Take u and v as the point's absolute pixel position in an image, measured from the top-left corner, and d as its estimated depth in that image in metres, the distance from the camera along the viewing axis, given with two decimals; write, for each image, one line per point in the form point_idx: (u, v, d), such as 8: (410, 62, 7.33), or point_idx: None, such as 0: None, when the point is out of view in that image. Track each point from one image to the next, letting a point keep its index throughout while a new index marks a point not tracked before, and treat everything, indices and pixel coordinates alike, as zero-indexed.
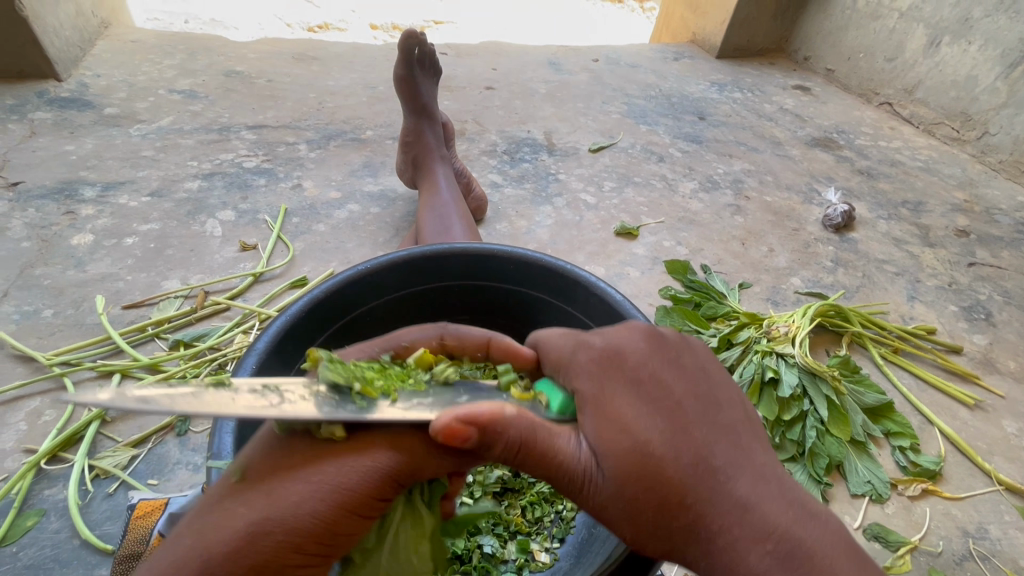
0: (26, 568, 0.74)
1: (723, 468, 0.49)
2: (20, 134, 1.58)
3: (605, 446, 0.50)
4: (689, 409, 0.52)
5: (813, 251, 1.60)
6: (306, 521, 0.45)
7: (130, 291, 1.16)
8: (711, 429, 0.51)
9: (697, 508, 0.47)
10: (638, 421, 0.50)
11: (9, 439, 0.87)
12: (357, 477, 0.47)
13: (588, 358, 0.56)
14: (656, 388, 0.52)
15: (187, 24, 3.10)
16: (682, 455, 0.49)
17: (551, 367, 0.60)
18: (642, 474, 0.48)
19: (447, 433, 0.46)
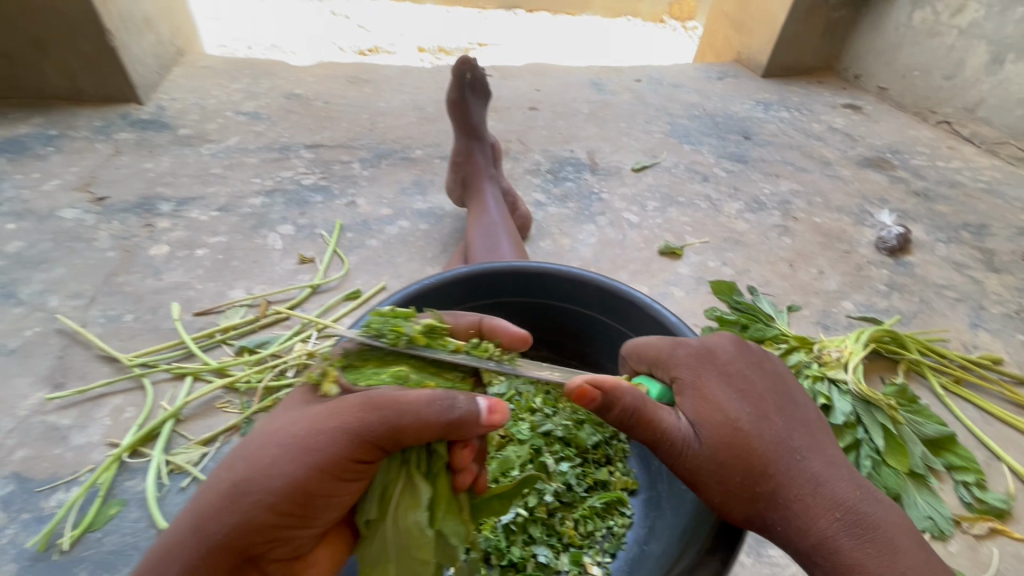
0: (109, 553, 0.80)
1: (801, 450, 0.62)
2: (106, 153, 1.72)
3: (702, 423, 0.62)
4: (771, 402, 0.64)
5: (866, 274, 1.56)
6: (278, 480, 0.52)
7: (200, 299, 1.24)
8: (790, 420, 0.63)
9: (779, 477, 0.60)
10: (732, 406, 0.63)
11: (95, 433, 0.95)
12: (320, 442, 0.52)
13: (685, 353, 0.67)
14: (745, 384, 0.65)
15: (250, 50, 3.31)
16: (767, 436, 0.61)
17: (643, 361, 0.71)
18: (734, 447, 0.61)
19: (576, 393, 0.58)
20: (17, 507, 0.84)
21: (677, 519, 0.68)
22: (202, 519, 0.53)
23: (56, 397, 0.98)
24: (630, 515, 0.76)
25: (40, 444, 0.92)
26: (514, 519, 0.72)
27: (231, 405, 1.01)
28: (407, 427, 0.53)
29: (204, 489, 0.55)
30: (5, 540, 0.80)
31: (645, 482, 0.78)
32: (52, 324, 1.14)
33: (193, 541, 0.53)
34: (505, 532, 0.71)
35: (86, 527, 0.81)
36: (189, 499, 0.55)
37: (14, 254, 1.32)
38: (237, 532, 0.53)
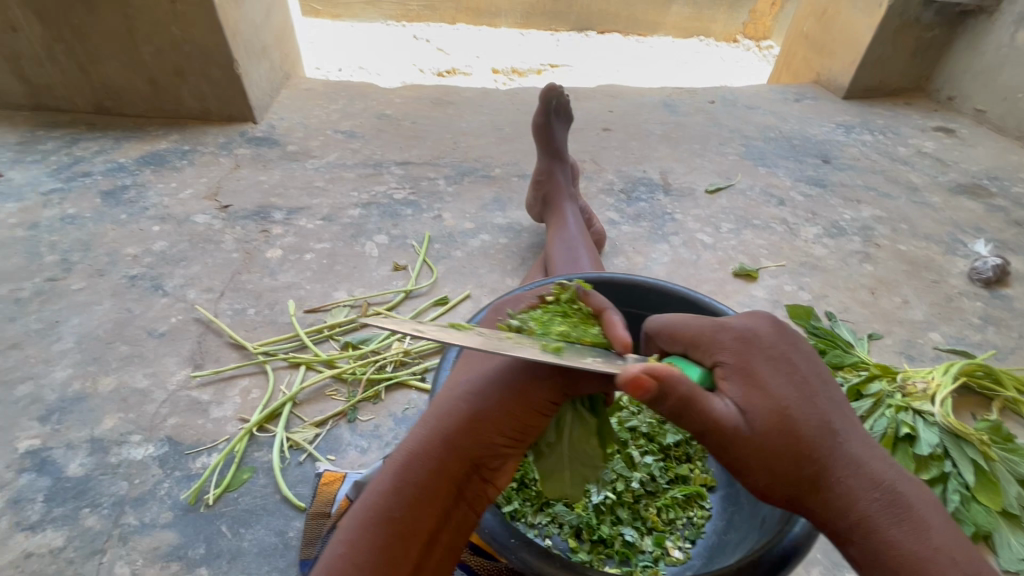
0: (243, 511, 0.94)
1: (843, 432, 0.59)
2: (228, 166, 1.95)
3: (752, 409, 0.58)
4: (817, 385, 0.61)
5: (956, 305, 1.50)
6: (508, 407, 0.64)
7: (309, 298, 1.40)
8: (831, 403, 0.60)
9: (824, 462, 0.57)
10: (780, 390, 0.59)
11: (229, 409, 1.10)
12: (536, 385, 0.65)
13: (728, 335, 0.63)
14: (790, 366, 0.61)
15: (342, 72, 3.60)
16: (813, 420, 0.58)
17: (675, 342, 0.67)
18: (785, 435, 0.57)
19: (630, 384, 0.54)
20: (171, 465, 1.00)
21: (756, 509, 0.72)
22: (442, 435, 0.65)
23: (198, 375, 1.15)
24: (710, 508, 0.80)
25: (186, 414, 1.09)
26: (603, 500, 0.79)
27: (339, 393, 1.14)
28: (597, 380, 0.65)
29: (435, 417, 0.67)
30: (163, 491, 0.96)
31: (724, 478, 0.82)
32: (191, 314, 1.33)
33: (433, 457, 0.64)
34: (594, 511, 0.78)
35: (225, 488, 0.95)
36: (422, 428, 0.67)
37: (159, 251, 1.53)
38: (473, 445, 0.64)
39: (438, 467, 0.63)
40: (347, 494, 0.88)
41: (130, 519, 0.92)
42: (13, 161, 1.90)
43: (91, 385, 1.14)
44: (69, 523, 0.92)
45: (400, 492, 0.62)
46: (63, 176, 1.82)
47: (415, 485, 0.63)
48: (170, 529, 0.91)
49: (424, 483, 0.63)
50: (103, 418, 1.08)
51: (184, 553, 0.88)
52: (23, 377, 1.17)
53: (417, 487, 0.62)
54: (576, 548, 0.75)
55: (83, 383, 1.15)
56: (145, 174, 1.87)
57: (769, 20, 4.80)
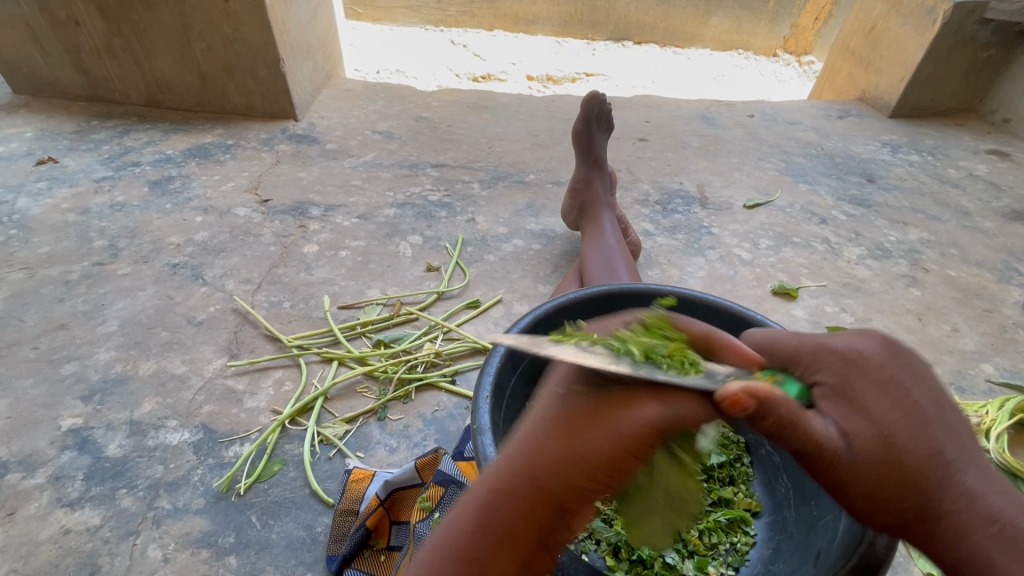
0: (273, 502, 0.94)
1: (958, 464, 0.58)
2: (269, 161, 1.99)
3: (851, 429, 0.58)
4: (930, 411, 0.59)
5: (1011, 337, 1.43)
6: (593, 455, 0.54)
7: (344, 294, 1.41)
8: (946, 432, 0.59)
9: (931, 492, 0.57)
10: (887, 417, 0.58)
11: (263, 399, 1.12)
12: (623, 426, 0.53)
13: (831, 357, 0.63)
14: (899, 391, 0.60)
15: (380, 74, 3.66)
16: (924, 451, 0.57)
17: (776, 358, 0.68)
18: (890, 461, 0.57)
19: (729, 400, 0.52)
20: (204, 452, 1.01)
21: (806, 541, 0.70)
22: (528, 475, 0.57)
23: (234, 365, 1.17)
24: (753, 535, 0.79)
25: (220, 402, 1.10)
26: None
27: (370, 390, 1.15)
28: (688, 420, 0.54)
29: (509, 456, 0.59)
30: (196, 477, 0.97)
31: (770, 504, 0.81)
32: (229, 304, 1.36)
33: (516, 500, 0.57)
34: None
35: (256, 478, 0.96)
36: (504, 462, 0.59)
37: (201, 241, 1.57)
38: (555, 491, 0.56)
39: (524, 510, 0.57)
40: (377, 493, 0.88)
41: (164, 503, 0.93)
42: (68, 148, 1.98)
43: (132, 368, 1.17)
44: (106, 503, 0.93)
45: (480, 538, 0.57)
46: (114, 164, 1.89)
47: (493, 532, 0.58)
48: (201, 515, 0.92)
49: (511, 525, 0.57)
50: (142, 402, 1.10)
51: (214, 540, 0.89)
52: (68, 356, 1.20)
53: (498, 528, 0.57)
54: (614, 566, 0.73)
55: (125, 365, 1.18)
56: (191, 165, 1.92)
57: (811, 35, 4.70)
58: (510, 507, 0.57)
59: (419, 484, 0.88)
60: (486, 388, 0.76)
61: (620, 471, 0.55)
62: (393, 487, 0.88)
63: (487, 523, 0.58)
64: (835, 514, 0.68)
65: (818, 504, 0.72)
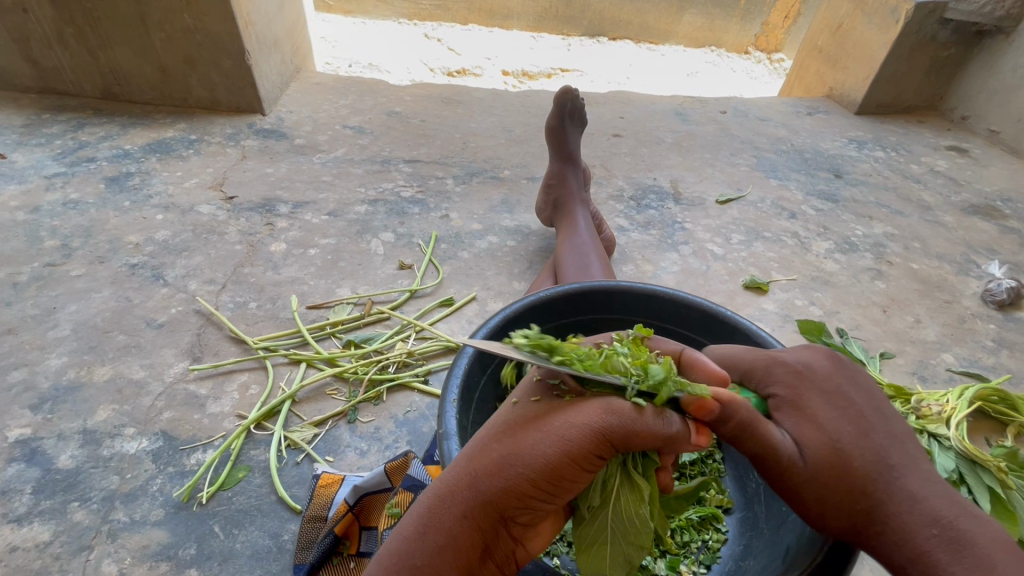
0: (237, 511, 0.91)
1: (900, 467, 0.60)
2: (234, 157, 1.92)
3: (804, 438, 0.62)
4: (872, 419, 0.63)
5: (970, 327, 1.47)
6: (539, 461, 0.56)
7: (312, 294, 1.37)
8: (888, 438, 0.62)
9: (877, 495, 0.59)
10: (832, 424, 0.62)
11: (227, 404, 1.08)
12: (569, 431, 0.56)
13: (783, 368, 0.67)
14: (845, 402, 0.64)
15: (352, 68, 3.57)
16: (867, 455, 0.60)
17: (734, 371, 0.72)
18: (838, 467, 0.60)
19: (695, 404, 0.60)
20: (164, 461, 0.97)
21: (776, 537, 0.71)
22: (473, 475, 0.58)
23: (196, 369, 1.12)
24: (725, 532, 0.80)
25: (182, 408, 1.06)
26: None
27: (340, 392, 1.12)
28: (632, 434, 0.56)
29: (459, 465, 0.60)
30: (155, 487, 0.93)
31: (741, 501, 0.82)
32: (192, 305, 1.30)
33: (460, 500, 0.58)
34: None
35: (219, 486, 0.93)
36: (454, 466, 0.61)
37: (161, 240, 1.51)
38: (502, 496, 0.57)
39: (466, 511, 0.57)
40: (346, 499, 0.86)
41: (120, 516, 0.89)
42: (17, 143, 1.88)
43: (86, 374, 1.12)
44: (57, 517, 0.89)
45: (426, 538, 0.57)
46: (67, 160, 1.80)
47: (438, 542, 0.57)
48: (161, 527, 0.88)
49: (455, 530, 0.57)
50: (97, 409, 1.05)
51: (174, 553, 0.85)
52: (16, 362, 1.14)
53: (443, 534, 0.57)
54: None
55: (78, 371, 1.12)
56: (151, 161, 1.85)
57: (781, 33, 4.79)
58: (458, 512, 0.58)
59: (389, 489, 0.85)
60: (454, 391, 0.75)
61: (564, 477, 0.57)
62: (363, 492, 0.86)
63: (434, 531, 0.57)
64: None
65: (787, 499, 0.73)
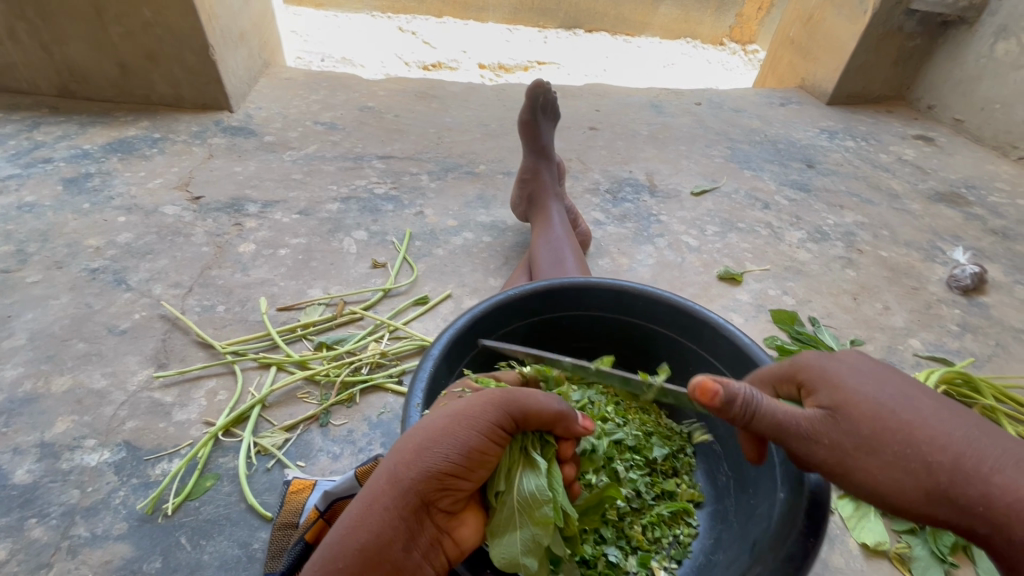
0: (205, 521, 0.88)
1: (977, 428, 0.55)
2: (201, 155, 1.87)
3: (846, 404, 0.58)
4: (924, 389, 0.59)
5: (936, 312, 1.51)
6: (459, 439, 0.58)
7: (283, 295, 1.34)
8: (950, 404, 0.57)
9: (957, 454, 0.53)
10: (876, 388, 0.59)
11: (194, 411, 1.05)
12: (478, 410, 0.60)
13: (808, 354, 0.66)
14: (886, 372, 0.61)
15: (324, 62, 3.49)
16: (930, 414, 0.56)
17: (761, 377, 0.70)
18: (893, 427, 0.56)
19: (698, 386, 0.58)
20: (128, 472, 0.94)
21: (744, 530, 0.72)
22: (394, 464, 0.58)
23: (161, 376, 1.09)
24: (696, 526, 0.80)
25: (147, 417, 1.03)
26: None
27: (311, 395, 1.10)
28: (540, 411, 0.64)
29: (385, 460, 0.59)
30: (117, 500, 0.90)
31: (712, 495, 0.83)
32: (157, 310, 1.26)
33: (383, 491, 0.56)
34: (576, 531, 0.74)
35: (186, 496, 0.90)
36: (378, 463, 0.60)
37: (124, 243, 1.46)
38: (430, 480, 0.57)
39: (387, 502, 0.56)
40: (317, 506, 0.83)
41: (81, 531, 0.86)
42: None
43: (43, 385, 1.07)
44: (13, 535, 0.85)
45: (346, 534, 0.55)
46: (22, 161, 1.73)
47: (369, 542, 0.54)
48: (124, 541, 0.85)
49: (379, 522, 0.55)
50: (55, 421, 1.01)
51: (139, 567, 0.83)
52: None
53: (366, 527, 0.55)
54: None
55: (35, 382, 1.08)
56: (112, 161, 1.78)
57: (755, 24, 4.84)
58: (385, 507, 0.56)
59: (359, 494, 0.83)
60: (418, 396, 0.73)
61: (486, 454, 0.60)
62: (333, 497, 0.83)
63: (360, 528, 0.55)
64: (771, 503, 0.69)
65: (756, 493, 0.74)
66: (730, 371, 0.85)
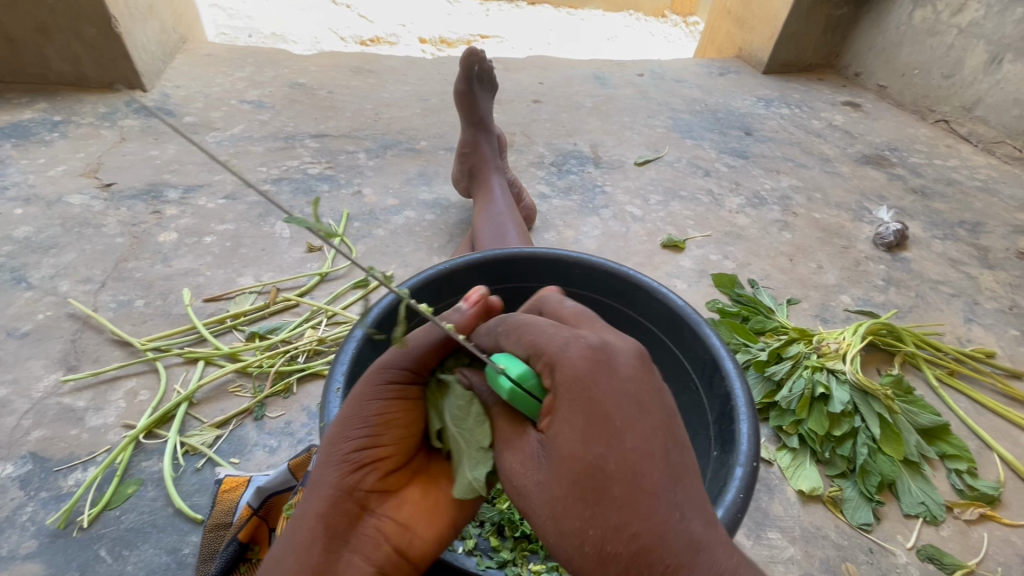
0: (128, 530, 0.82)
1: (681, 510, 0.46)
2: (111, 139, 1.70)
3: (559, 453, 0.48)
4: (657, 448, 0.48)
5: (864, 269, 1.58)
6: (361, 420, 0.57)
7: (210, 286, 1.25)
8: (672, 473, 0.47)
9: (637, 546, 0.44)
10: (597, 438, 0.47)
11: (111, 415, 0.97)
12: (372, 385, 0.59)
13: (578, 352, 0.51)
14: (631, 415, 0.48)
15: (252, 39, 3.26)
16: (633, 490, 0.46)
17: (521, 342, 0.55)
18: (584, 489, 0.46)
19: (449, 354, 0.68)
20: (36, 486, 0.86)
21: None
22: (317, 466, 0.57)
23: (71, 379, 1.00)
24: None
25: (56, 424, 0.94)
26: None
27: (244, 388, 1.03)
28: (428, 352, 0.63)
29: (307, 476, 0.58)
30: (24, 517, 0.83)
31: None
32: (63, 309, 1.16)
33: (312, 493, 0.56)
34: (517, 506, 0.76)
35: (104, 506, 0.83)
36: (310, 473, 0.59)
37: (23, 239, 1.32)
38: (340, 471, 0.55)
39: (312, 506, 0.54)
40: (250, 503, 0.78)
41: None
42: None
43: None
44: None
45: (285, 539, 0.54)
46: None
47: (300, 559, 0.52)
48: (35, 560, 0.79)
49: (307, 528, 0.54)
50: None
51: None
52: None
53: (297, 535, 0.54)
54: (498, 546, 0.73)
55: None
56: (5, 148, 1.61)
57: None
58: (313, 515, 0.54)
59: (294, 487, 0.79)
60: (338, 378, 0.69)
61: (393, 420, 0.59)
62: (268, 493, 0.79)
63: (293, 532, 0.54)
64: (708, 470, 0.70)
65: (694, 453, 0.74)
66: (666, 335, 0.86)
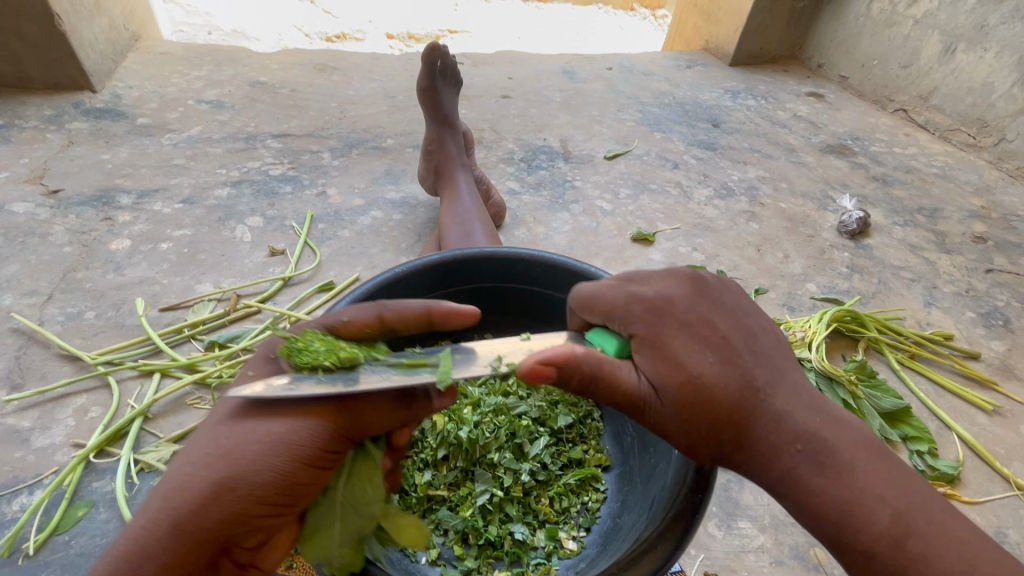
0: (77, 555, 0.79)
1: (766, 389, 0.56)
2: (58, 143, 1.62)
3: (663, 383, 0.55)
4: (734, 345, 0.57)
5: (829, 257, 1.62)
6: (270, 468, 0.50)
7: (166, 294, 1.21)
8: (753, 358, 0.57)
9: (743, 425, 0.55)
10: (687, 358, 0.55)
11: (59, 434, 0.93)
12: (295, 441, 0.51)
13: (639, 304, 0.59)
14: (707, 330, 0.57)
15: (211, 36, 3.14)
16: (732, 392, 0.55)
17: (595, 312, 0.62)
18: (694, 406, 0.55)
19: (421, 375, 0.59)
20: None
21: (646, 492, 0.70)
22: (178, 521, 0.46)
23: (15, 399, 0.95)
24: (603, 490, 0.80)
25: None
26: (489, 500, 0.75)
27: (202, 401, 0.99)
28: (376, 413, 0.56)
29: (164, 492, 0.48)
30: None
31: (617, 457, 0.82)
32: (7, 324, 1.10)
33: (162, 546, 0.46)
34: (481, 512, 0.74)
35: (52, 531, 0.79)
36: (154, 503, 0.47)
37: None
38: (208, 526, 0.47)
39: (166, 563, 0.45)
40: None
41: None
42: None
43: None
44: None
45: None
46: None
47: None
48: None
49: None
50: None
51: None
52: None
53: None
54: (463, 555, 0.72)
55: None
56: None
57: None
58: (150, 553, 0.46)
59: None
60: None
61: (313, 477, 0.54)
62: None
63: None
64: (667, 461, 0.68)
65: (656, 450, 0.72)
66: None
